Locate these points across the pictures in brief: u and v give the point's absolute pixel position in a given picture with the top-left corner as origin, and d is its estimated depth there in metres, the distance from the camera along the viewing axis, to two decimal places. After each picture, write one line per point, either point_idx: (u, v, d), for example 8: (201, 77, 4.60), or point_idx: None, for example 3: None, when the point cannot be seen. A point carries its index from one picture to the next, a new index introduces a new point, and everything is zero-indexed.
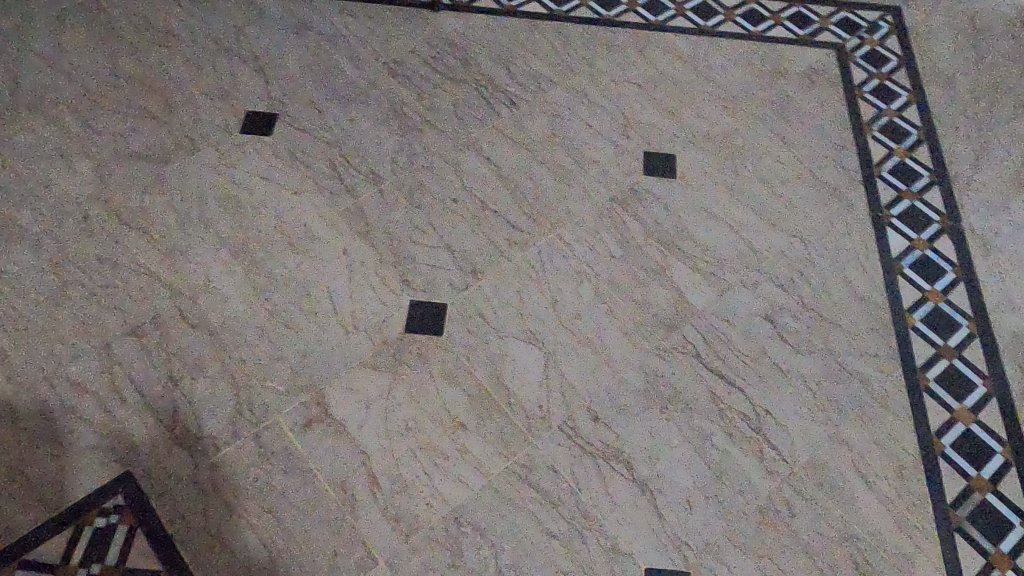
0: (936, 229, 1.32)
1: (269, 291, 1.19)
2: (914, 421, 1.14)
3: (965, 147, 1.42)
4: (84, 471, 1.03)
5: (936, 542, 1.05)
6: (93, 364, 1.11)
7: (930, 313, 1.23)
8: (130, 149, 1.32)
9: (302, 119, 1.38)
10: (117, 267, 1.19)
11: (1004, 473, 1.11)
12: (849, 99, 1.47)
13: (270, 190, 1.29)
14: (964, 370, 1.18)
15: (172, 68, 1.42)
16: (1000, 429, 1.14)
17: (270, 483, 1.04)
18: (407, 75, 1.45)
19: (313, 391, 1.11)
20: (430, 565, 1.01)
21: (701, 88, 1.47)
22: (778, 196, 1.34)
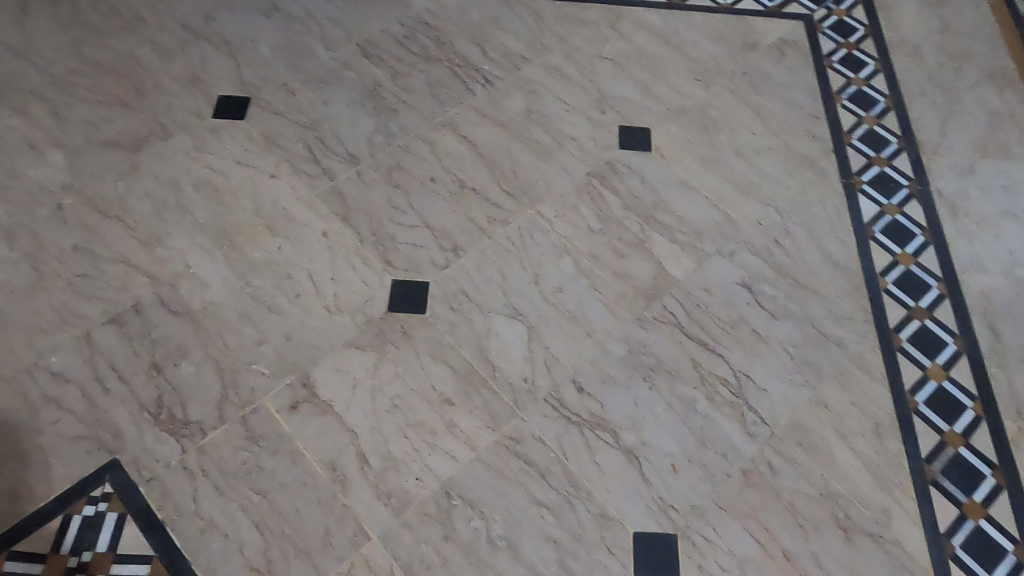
0: (906, 194, 1.34)
1: (250, 276, 1.20)
2: (890, 380, 1.16)
3: (933, 113, 1.44)
4: (73, 460, 1.05)
5: (913, 496, 1.07)
6: (76, 355, 1.12)
7: (902, 275, 1.25)
8: (102, 137, 1.31)
9: (276, 102, 1.37)
10: (94, 257, 1.20)
11: (980, 426, 1.13)
12: (817, 69, 1.49)
13: (246, 175, 1.29)
14: (937, 329, 1.20)
15: (140, 54, 1.41)
16: (974, 385, 1.16)
17: (259, 465, 1.06)
18: (380, 55, 1.45)
19: (299, 373, 1.13)
20: (422, 538, 1.03)
21: (672, 64, 1.48)
22: (752, 166, 1.36)
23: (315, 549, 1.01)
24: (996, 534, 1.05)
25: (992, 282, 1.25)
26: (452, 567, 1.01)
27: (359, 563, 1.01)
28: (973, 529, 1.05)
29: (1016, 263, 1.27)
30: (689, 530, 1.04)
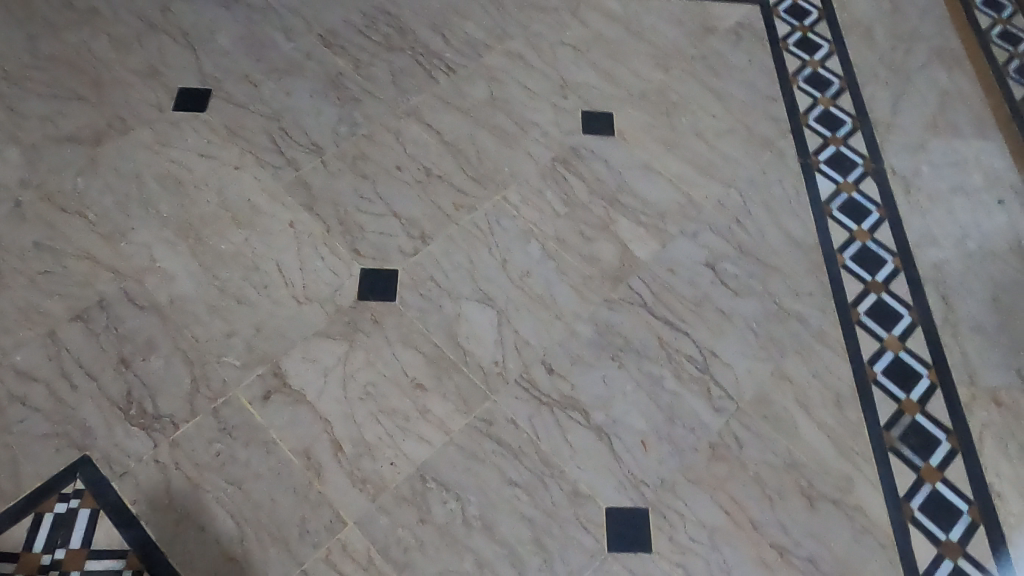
0: (861, 172, 1.38)
1: (217, 268, 1.20)
2: (850, 352, 1.20)
3: (885, 93, 1.48)
4: (42, 458, 1.04)
5: (873, 464, 1.11)
6: (42, 353, 1.11)
7: (859, 250, 1.29)
8: (59, 132, 1.29)
9: (238, 94, 1.36)
10: (57, 253, 1.18)
11: (934, 394, 1.17)
12: (774, 53, 1.52)
13: (210, 167, 1.28)
14: (892, 302, 1.25)
15: (97, 47, 1.39)
16: (928, 355, 1.20)
17: (233, 456, 1.06)
18: (342, 44, 1.44)
19: (270, 364, 1.13)
20: (398, 522, 1.04)
21: (632, 49, 1.50)
22: (712, 148, 1.38)
23: (291, 537, 1.02)
24: (952, 497, 1.10)
25: (944, 255, 1.30)
26: (429, 549, 1.03)
27: (336, 548, 1.02)
28: (929, 492, 1.10)
29: (967, 236, 1.32)
30: (660, 504, 1.07)
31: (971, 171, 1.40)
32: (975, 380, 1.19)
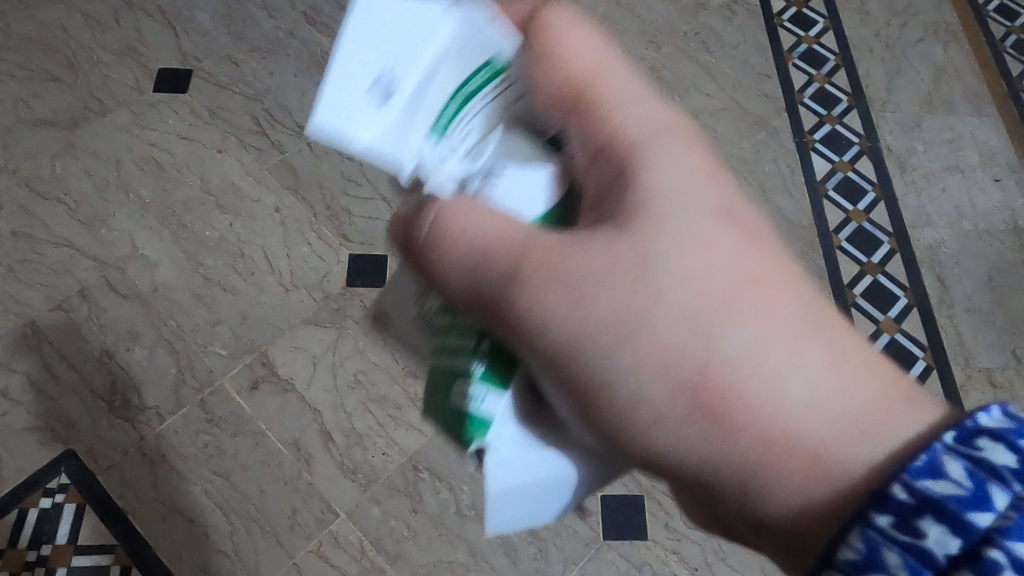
0: (856, 151, 1.37)
1: (201, 255, 1.17)
2: (832, 282, 1.25)
3: (881, 69, 1.45)
4: (24, 452, 1.02)
5: None
6: (23, 344, 1.08)
7: (854, 233, 1.29)
8: (35, 114, 1.25)
9: (219, 74, 1.32)
10: (34, 241, 1.15)
11: (908, 314, 1.23)
12: (769, 28, 1.49)
13: (192, 150, 1.25)
14: (872, 230, 1.30)
15: (71, 25, 1.34)
16: (903, 279, 1.26)
17: (220, 447, 1.05)
18: (326, 22, 1.39)
19: (257, 352, 1.11)
20: (391, 512, 1.03)
21: (623, 25, 1.46)
22: (706, 127, 1.36)
23: (281, 528, 1.01)
24: None
25: (939, 235, 1.29)
26: (422, 539, 1.02)
27: (328, 539, 1.01)
28: None
29: (962, 216, 1.31)
30: (654, 490, 1.05)
31: (966, 149, 1.38)
32: (954, 318, 1.22)
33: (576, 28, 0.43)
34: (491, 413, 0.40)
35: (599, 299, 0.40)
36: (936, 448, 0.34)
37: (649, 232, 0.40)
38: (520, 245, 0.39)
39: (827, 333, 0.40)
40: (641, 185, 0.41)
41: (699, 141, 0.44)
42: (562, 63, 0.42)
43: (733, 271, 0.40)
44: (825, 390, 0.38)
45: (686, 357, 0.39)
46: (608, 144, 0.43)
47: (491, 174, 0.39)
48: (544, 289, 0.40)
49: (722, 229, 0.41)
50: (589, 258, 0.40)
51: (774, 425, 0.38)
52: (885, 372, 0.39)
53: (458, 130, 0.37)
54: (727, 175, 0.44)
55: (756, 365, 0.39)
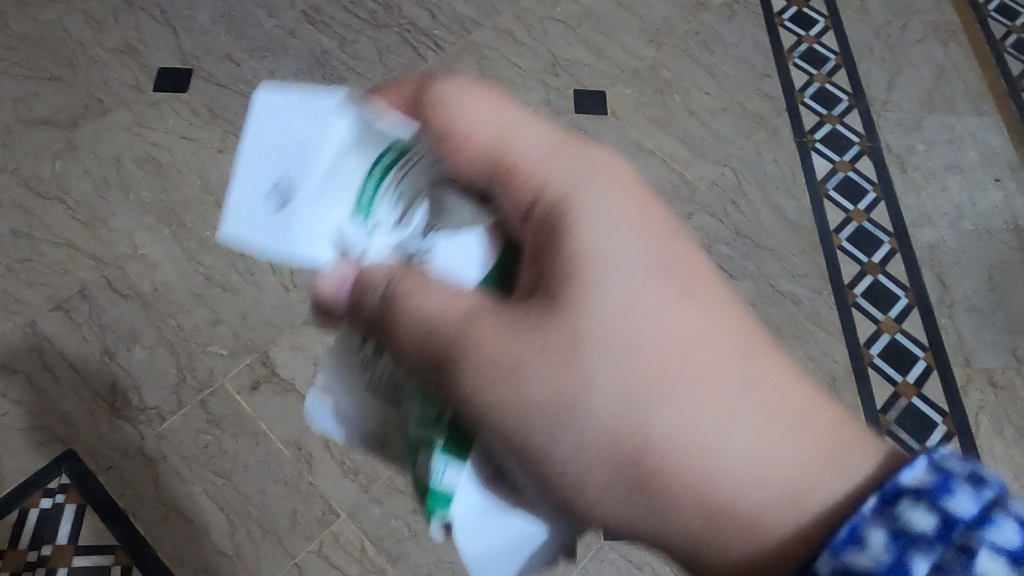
0: (857, 151, 1.37)
1: (201, 255, 1.16)
2: (833, 281, 1.25)
3: (881, 69, 1.45)
4: (25, 453, 1.02)
5: (850, 382, 1.17)
6: (23, 344, 1.08)
7: (855, 233, 1.29)
8: (35, 114, 1.25)
9: (219, 74, 1.32)
10: (34, 241, 1.15)
11: (908, 314, 1.23)
12: (769, 28, 1.49)
13: (192, 150, 1.25)
14: (872, 230, 1.30)
15: (71, 24, 1.34)
16: (904, 279, 1.26)
17: (220, 447, 1.05)
18: (326, 21, 1.39)
19: (257, 352, 1.11)
20: (392, 512, 1.03)
21: (623, 25, 1.45)
22: (706, 127, 1.36)
23: (282, 529, 1.01)
24: (927, 410, 1.16)
25: (939, 235, 1.29)
26: (423, 539, 1.02)
27: (329, 540, 1.01)
28: (905, 406, 1.16)
29: (962, 216, 1.31)
30: None
31: (966, 149, 1.38)
32: (954, 318, 1.22)
33: (473, 102, 0.45)
34: (451, 487, 0.42)
35: (534, 382, 0.42)
36: (859, 518, 0.35)
37: (576, 308, 0.41)
38: (460, 320, 0.42)
39: (756, 394, 0.41)
40: (566, 253, 0.42)
41: (620, 193, 0.44)
42: (468, 135, 0.44)
43: (659, 339, 0.41)
44: (752, 456, 0.39)
45: (623, 432, 0.41)
46: (533, 205, 0.44)
47: (435, 230, 0.41)
48: (485, 369, 0.42)
49: (649, 293, 0.42)
50: (522, 340, 0.42)
51: (709, 496, 0.40)
52: (813, 427, 0.40)
53: (383, 199, 0.39)
54: (653, 226, 0.44)
55: (687, 436, 0.40)
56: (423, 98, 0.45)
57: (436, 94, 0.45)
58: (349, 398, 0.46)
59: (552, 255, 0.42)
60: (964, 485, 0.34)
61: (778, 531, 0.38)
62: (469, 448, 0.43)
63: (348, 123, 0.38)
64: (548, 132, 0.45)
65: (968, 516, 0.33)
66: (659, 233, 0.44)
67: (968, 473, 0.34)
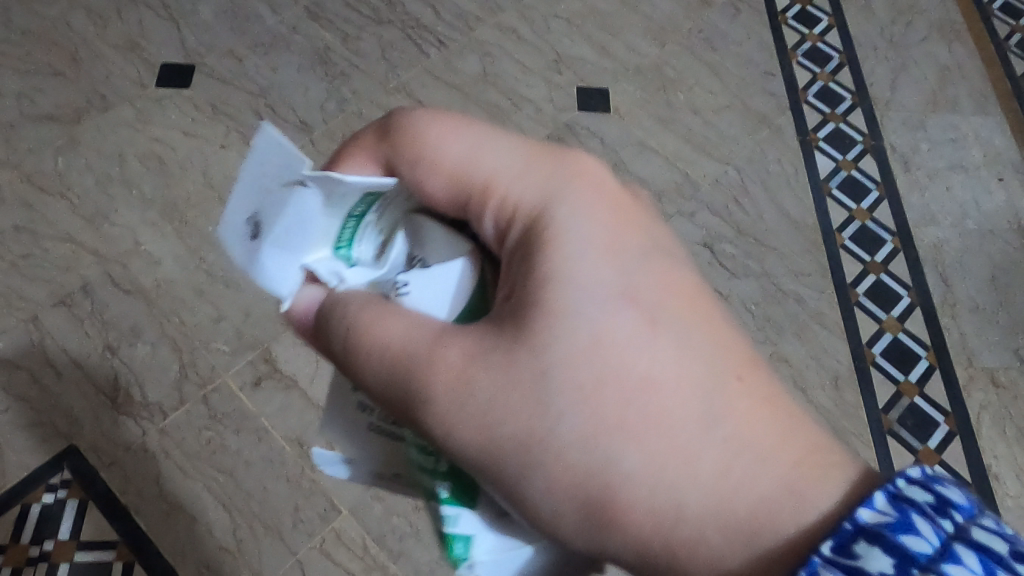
0: (860, 149, 1.37)
1: (204, 251, 1.16)
2: (836, 280, 1.25)
3: (885, 68, 1.45)
4: (27, 448, 1.02)
5: (852, 381, 1.17)
6: (25, 340, 1.08)
7: (858, 232, 1.29)
8: (37, 109, 1.25)
9: (221, 70, 1.32)
10: (37, 236, 1.15)
11: (911, 313, 1.23)
12: (773, 26, 1.48)
13: (195, 146, 1.25)
14: (876, 229, 1.29)
15: (73, 19, 1.33)
16: (906, 278, 1.25)
17: (223, 444, 1.05)
18: (329, 17, 1.38)
19: (259, 349, 1.11)
20: (394, 509, 1.03)
21: (627, 22, 1.45)
22: (709, 125, 1.36)
23: (284, 525, 1.01)
24: (929, 409, 1.16)
25: (942, 235, 1.29)
26: (425, 536, 1.02)
27: (331, 537, 1.01)
28: (907, 405, 1.16)
29: (965, 215, 1.31)
30: None
31: (970, 148, 1.38)
32: (957, 318, 1.22)
33: (447, 133, 0.45)
34: (467, 530, 0.43)
35: (502, 421, 0.41)
36: (816, 562, 0.33)
37: (544, 343, 0.41)
38: (427, 355, 0.41)
39: (720, 428, 0.41)
40: (534, 285, 0.42)
41: (590, 220, 0.43)
42: (440, 161, 0.44)
43: (627, 373, 0.42)
44: (717, 490, 0.40)
45: (592, 469, 0.41)
46: (505, 232, 0.44)
47: (416, 262, 0.43)
48: (453, 405, 0.42)
49: (619, 325, 0.42)
50: (488, 379, 0.41)
51: (676, 530, 0.40)
52: (776, 459, 0.41)
53: (364, 236, 0.42)
54: (623, 253, 0.44)
55: (652, 471, 0.41)
56: (397, 133, 0.45)
57: (406, 122, 0.45)
58: (357, 446, 0.47)
59: (520, 286, 0.42)
60: (922, 521, 0.34)
61: (740, 567, 0.39)
62: (476, 495, 0.43)
63: (316, 180, 0.37)
64: (520, 153, 0.45)
65: (927, 553, 0.32)
66: (622, 263, 0.43)
67: (924, 509, 0.34)
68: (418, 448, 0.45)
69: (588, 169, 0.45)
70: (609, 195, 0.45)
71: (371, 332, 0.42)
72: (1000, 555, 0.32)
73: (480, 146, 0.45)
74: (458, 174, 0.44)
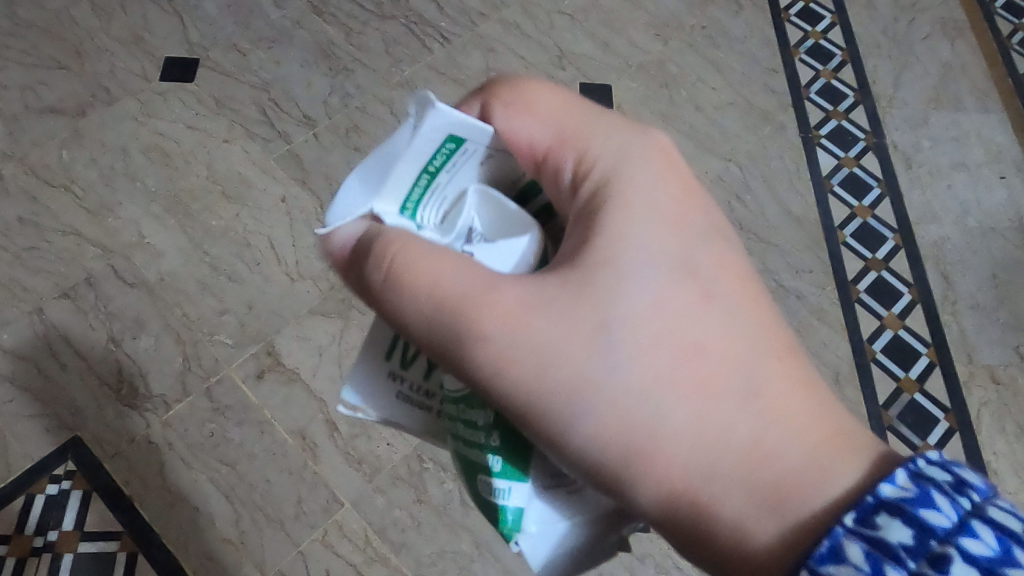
0: (862, 147, 1.37)
1: (207, 244, 1.17)
2: (837, 277, 1.25)
3: (888, 65, 1.45)
4: (31, 440, 1.03)
5: (853, 377, 1.17)
6: (29, 331, 1.09)
7: (859, 229, 1.29)
8: (42, 102, 1.25)
9: (225, 64, 1.32)
10: (41, 229, 1.15)
11: (912, 310, 1.23)
12: (776, 23, 1.48)
13: (199, 140, 1.25)
14: (877, 227, 1.30)
15: (77, 12, 1.33)
16: (908, 275, 1.26)
17: (226, 436, 1.05)
18: (333, 12, 1.39)
19: (263, 342, 1.11)
20: (396, 501, 1.04)
21: (631, 18, 1.45)
22: (712, 122, 1.37)
23: (287, 517, 1.02)
24: (929, 405, 1.16)
25: (944, 232, 1.29)
26: (427, 528, 1.03)
27: (333, 529, 1.02)
28: (907, 402, 1.16)
29: (967, 213, 1.31)
30: None
31: (972, 146, 1.38)
32: (958, 315, 1.23)
33: (539, 93, 0.49)
34: (518, 503, 0.45)
35: (552, 368, 0.44)
36: (838, 533, 0.36)
37: (603, 300, 0.44)
38: (478, 299, 0.43)
39: (762, 396, 0.43)
40: (599, 246, 0.45)
41: (659, 196, 0.48)
42: (530, 114, 0.48)
43: (679, 336, 0.45)
44: (755, 451, 0.42)
45: (637, 420, 0.44)
46: (579, 192, 0.48)
47: (476, 236, 0.45)
48: (505, 348, 0.44)
49: (677, 293, 0.45)
50: (541, 329, 0.44)
51: (709, 487, 0.42)
52: (815, 431, 0.43)
53: (430, 202, 0.43)
54: (686, 230, 0.48)
55: (693, 430, 0.43)
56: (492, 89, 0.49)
57: (505, 80, 0.49)
58: (383, 407, 0.50)
59: (585, 243, 0.46)
60: (940, 497, 0.35)
61: (771, 536, 0.40)
62: (529, 459, 0.46)
63: (417, 110, 0.39)
64: (601, 119, 0.50)
65: (944, 526, 0.34)
66: (675, 237, 0.47)
67: (944, 486, 0.36)
68: (464, 421, 0.47)
69: (661, 151, 0.49)
70: (679, 179, 0.49)
71: (414, 271, 0.43)
72: (1015, 530, 0.33)
73: (562, 110, 0.49)
74: (542, 130, 0.48)
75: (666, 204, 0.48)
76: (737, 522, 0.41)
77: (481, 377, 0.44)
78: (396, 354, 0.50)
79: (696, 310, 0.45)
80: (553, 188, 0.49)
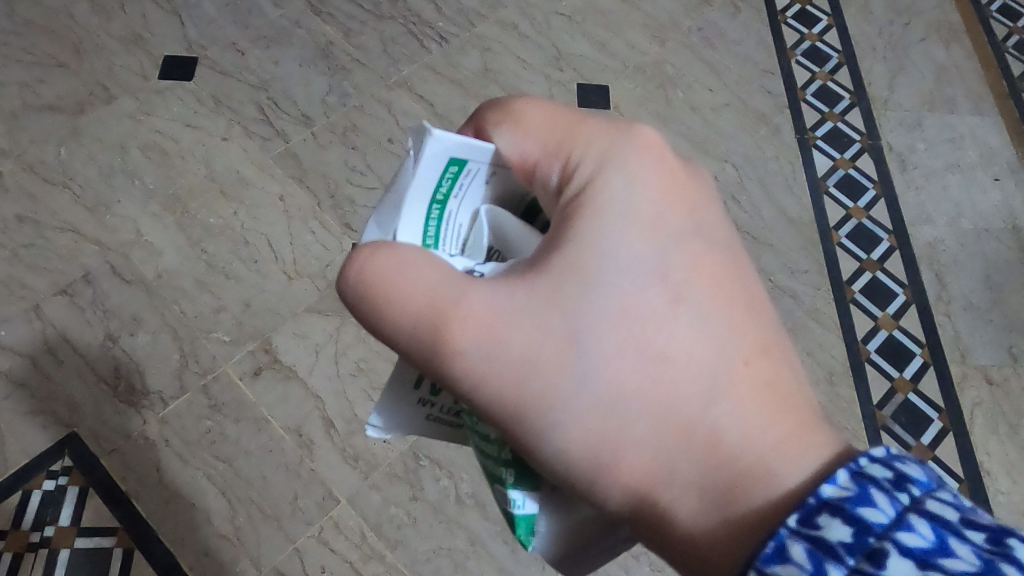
0: (857, 148, 1.38)
1: (205, 242, 1.17)
2: (831, 278, 1.26)
3: (883, 68, 1.46)
4: (28, 436, 1.03)
5: (846, 377, 1.18)
6: (26, 329, 1.09)
7: (854, 230, 1.30)
8: (40, 99, 1.25)
9: (224, 63, 1.32)
10: (39, 226, 1.15)
11: (905, 311, 1.24)
12: (772, 25, 1.49)
13: (197, 138, 1.25)
14: (872, 228, 1.31)
15: (76, 10, 1.34)
16: (902, 276, 1.27)
17: (222, 433, 1.05)
18: (332, 12, 1.39)
19: (260, 340, 1.12)
20: (391, 498, 1.04)
21: (628, 20, 1.46)
22: (708, 123, 1.37)
23: (283, 514, 1.02)
24: (922, 405, 1.17)
25: (938, 234, 1.30)
26: (423, 525, 1.03)
27: (329, 525, 1.02)
28: (901, 401, 1.17)
29: (961, 215, 1.32)
30: None
31: (967, 148, 1.39)
32: (951, 316, 1.23)
33: (527, 107, 0.47)
34: (529, 510, 0.48)
35: (518, 375, 0.43)
36: (782, 533, 0.35)
37: (572, 307, 0.43)
38: (446, 310, 0.41)
39: (726, 402, 0.43)
40: (569, 250, 0.43)
41: (638, 195, 0.45)
42: (518, 127, 0.47)
43: (648, 342, 0.43)
44: (713, 459, 0.42)
45: (603, 431, 0.43)
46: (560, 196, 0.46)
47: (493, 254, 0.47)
48: (473, 358, 0.42)
49: (648, 297, 0.44)
50: (509, 338, 0.42)
51: (668, 491, 0.42)
52: (780, 438, 0.41)
53: (447, 236, 0.46)
54: (664, 231, 0.45)
55: (654, 437, 0.43)
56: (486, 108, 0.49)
57: (496, 99, 0.49)
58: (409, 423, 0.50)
59: (556, 246, 0.44)
60: (878, 495, 0.35)
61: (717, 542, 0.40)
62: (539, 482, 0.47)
63: (417, 141, 0.41)
64: (592, 120, 0.47)
65: (882, 522, 0.34)
66: (652, 239, 0.45)
67: (883, 484, 0.35)
68: (478, 432, 0.48)
69: (645, 146, 0.46)
70: (664, 175, 0.46)
71: (389, 280, 0.41)
72: (948, 522, 0.33)
73: (550, 118, 0.47)
74: (530, 141, 0.47)
75: (644, 203, 0.45)
76: (692, 529, 0.41)
77: (450, 382, 0.43)
78: (425, 384, 0.48)
79: (668, 315, 0.44)
80: (545, 193, 0.47)
